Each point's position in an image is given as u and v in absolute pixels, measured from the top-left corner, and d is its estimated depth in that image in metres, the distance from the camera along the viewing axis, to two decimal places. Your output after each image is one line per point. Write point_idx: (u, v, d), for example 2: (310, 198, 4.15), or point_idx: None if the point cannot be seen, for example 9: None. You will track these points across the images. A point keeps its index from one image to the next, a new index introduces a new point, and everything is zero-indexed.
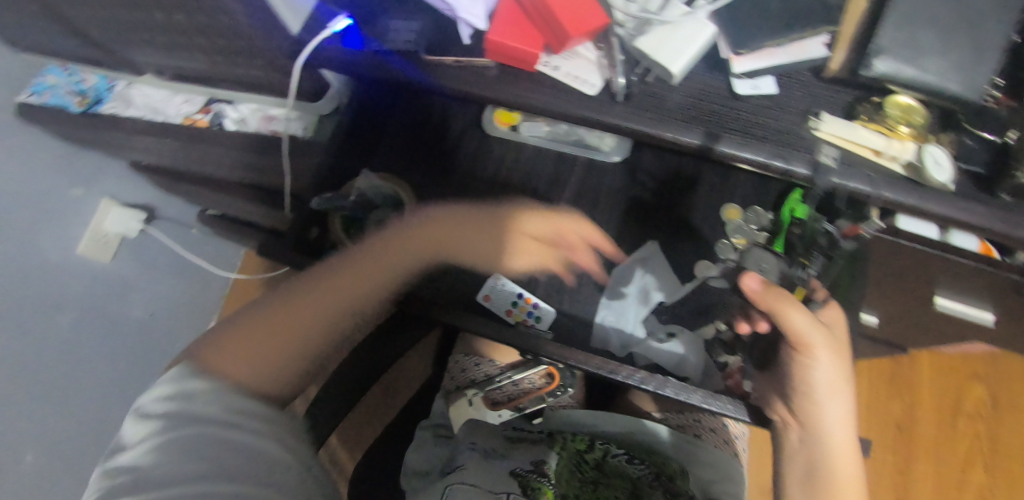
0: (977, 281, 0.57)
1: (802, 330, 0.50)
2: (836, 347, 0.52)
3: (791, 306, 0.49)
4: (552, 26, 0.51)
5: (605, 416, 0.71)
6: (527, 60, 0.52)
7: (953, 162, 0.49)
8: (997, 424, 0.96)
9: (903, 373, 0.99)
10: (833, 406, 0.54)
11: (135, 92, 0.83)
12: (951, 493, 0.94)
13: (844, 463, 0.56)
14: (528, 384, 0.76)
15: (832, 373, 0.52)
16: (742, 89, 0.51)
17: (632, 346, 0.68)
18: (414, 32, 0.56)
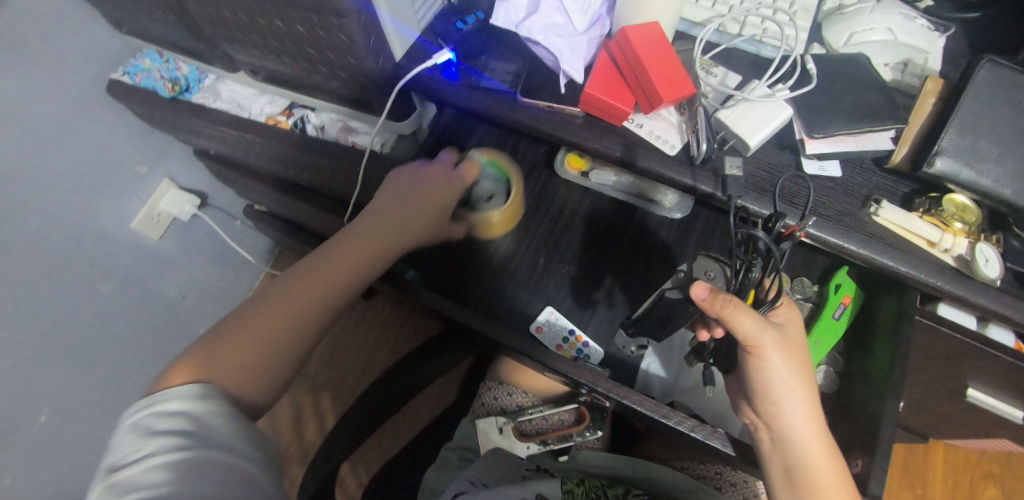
0: (1010, 376, 0.60)
1: (749, 333, 0.48)
2: (787, 346, 0.50)
3: (745, 314, 0.47)
4: (645, 88, 0.56)
5: (628, 460, 0.71)
6: (618, 116, 0.57)
7: (1002, 261, 0.52)
8: None
9: (917, 463, 1.00)
10: (796, 405, 0.51)
11: (223, 88, 0.93)
12: None
13: (820, 462, 0.51)
14: (557, 420, 0.76)
15: (788, 374, 0.50)
16: (809, 169, 0.55)
17: (675, 394, 0.66)
18: (511, 74, 0.64)
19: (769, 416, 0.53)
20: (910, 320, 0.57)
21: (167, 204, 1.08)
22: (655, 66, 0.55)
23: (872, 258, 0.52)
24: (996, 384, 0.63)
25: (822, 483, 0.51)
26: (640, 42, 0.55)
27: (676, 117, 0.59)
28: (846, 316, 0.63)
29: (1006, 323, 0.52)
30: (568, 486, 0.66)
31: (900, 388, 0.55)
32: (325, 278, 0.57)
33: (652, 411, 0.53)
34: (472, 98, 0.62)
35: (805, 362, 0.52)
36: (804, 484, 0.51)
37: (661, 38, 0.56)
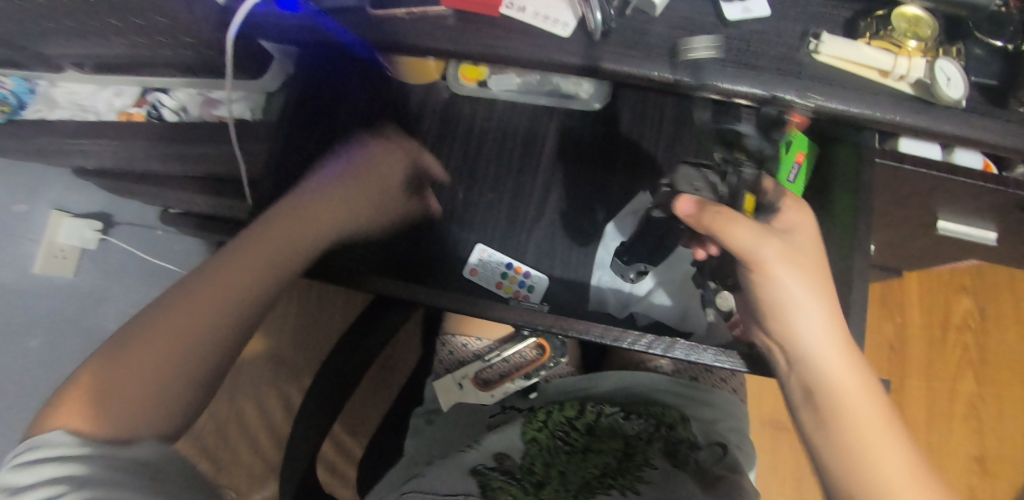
0: (982, 200, 0.55)
1: (745, 244, 0.44)
2: (793, 253, 0.44)
3: (740, 221, 0.44)
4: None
5: (600, 375, 0.66)
6: (490, 2, 0.47)
7: (965, 75, 0.44)
8: (986, 332, 0.98)
9: (892, 292, 1.00)
10: (811, 318, 0.44)
11: (59, 92, 0.72)
12: (943, 404, 0.96)
13: (846, 380, 0.44)
14: (518, 358, 0.70)
15: (798, 283, 0.44)
16: (733, 15, 0.46)
17: (634, 305, 0.59)
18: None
19: (778, 335, 0.46)
20: (870, 165, 0.51)
21: (65, 235, 0.91)
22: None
23: (824, 107, 0.44)
24: (971, 210, 0.58)
25: (846, 404, 0.44)
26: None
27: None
28: (800, 176, 0.58)
29: (971, 148, 0.46)
30: (529, 434, 0.59)
31: (867, 243, 0.49)
32: (214, 293, 0.44)
33: (603, 337, 0.47)
34: (316, 30, 0.49)
35: (823, 273, 0.45)
36: (827, 397, 0.44)
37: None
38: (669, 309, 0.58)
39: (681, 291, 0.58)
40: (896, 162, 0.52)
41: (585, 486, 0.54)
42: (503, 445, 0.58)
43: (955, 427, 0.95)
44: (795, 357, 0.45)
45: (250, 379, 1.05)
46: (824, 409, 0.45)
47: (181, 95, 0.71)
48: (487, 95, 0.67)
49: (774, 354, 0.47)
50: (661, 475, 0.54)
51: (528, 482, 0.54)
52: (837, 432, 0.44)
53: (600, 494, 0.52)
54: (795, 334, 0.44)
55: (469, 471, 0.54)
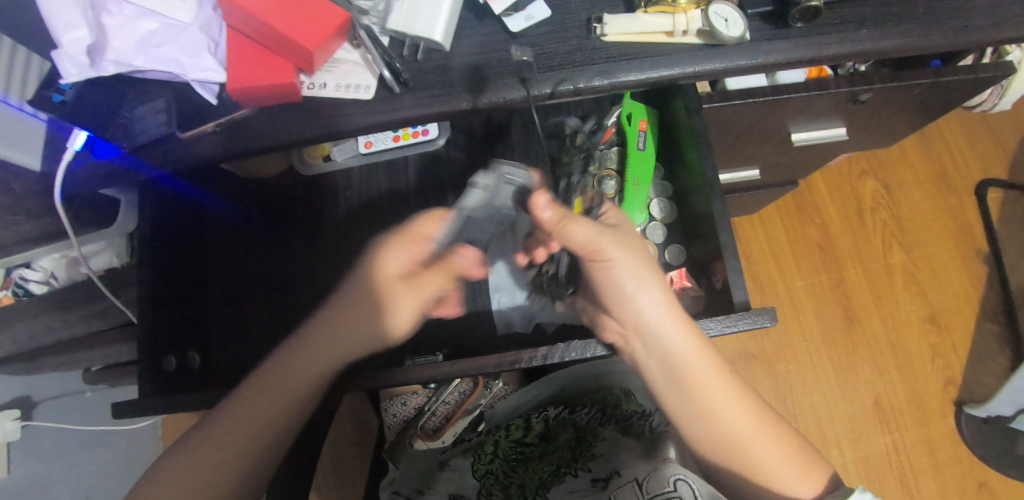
0: (816, 106, 0.57)
1: (584, 241, 0.44)
2: (624, 239, 0.46)
3: (574, 216, 0.44)
4: (292, 48, 0.45)
5: (540, 384, 0.65)
6: (287, 91, 0.46)
7: (743, 10, 0.47)
8: (897, 207, 1.04)
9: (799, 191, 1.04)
10: (654, 298, 0.46)
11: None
12: (883, 283, 1.01)
13: (692, 353, 0.46)
14: (456, 396, 0.72)
15: (630, 265, 0.45)
16: (516, 26, 0.48)
17: (537, 315, 0.61)
18: (162, 111, 0.48)
19: (628, 319, 0.47)
20: (699, 113, 0.53)
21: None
22: (284, 15, 0.44)
23: (626, 83, 0.46)
24: (813, 117, 0.61)
25: (698, 371, 0.46)
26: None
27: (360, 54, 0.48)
28: (650, 142, 0.61)
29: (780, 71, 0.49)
30: (481, 470, 0.57)
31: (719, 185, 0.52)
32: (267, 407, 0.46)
33: (496, 365, 0.49)
34: (137, 175, 0.48)
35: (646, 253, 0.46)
36: (680, 372, 0.46)
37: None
38: (554, 312, 0.60)
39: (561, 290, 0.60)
40: (726, 103, 0.53)
41: (546, 488, 0.54)
42: (457, 486, 0.59)
43: (902, 300, 1.00)
44: (649, 340, 0.47)
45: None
46: (682, 382, 0.46)
47: (46, 262, 0.67)
48: (337, 170, 0.68)
49: (631, 341, 0.48)
50: (608, 447, 0.55)
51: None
52: (696, 402, 0.46)
53: (559, 485, 0.54)
54: (641, 315, 0.46)
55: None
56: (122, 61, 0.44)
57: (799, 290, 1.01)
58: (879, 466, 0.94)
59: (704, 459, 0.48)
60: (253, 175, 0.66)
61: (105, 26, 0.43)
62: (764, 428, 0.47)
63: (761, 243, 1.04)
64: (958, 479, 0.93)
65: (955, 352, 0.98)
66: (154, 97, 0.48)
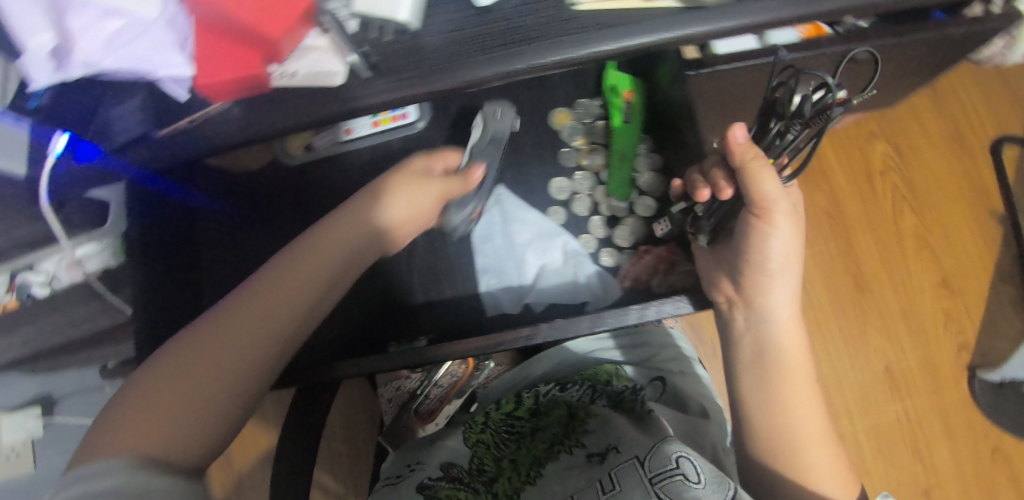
0: (948, 61, 0.53)
1: (767, 195, 0.39)
2: (794, 215, 0.43)
3: (772, 171, 0.39)
4: (251, 35, 0.36)
5: (535, 359, 0.63)
6: (256, 80, 0.38)
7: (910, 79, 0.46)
8: (960, 255, 0.96)
9: (868, 277, 0.96)
10: (785, 286, 0.45)
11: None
12: (924, 345, 0.93)
13: (797, 349, 0.46)
14: (449, 377, 0.65)
15: (788, 244, 0.43)
16: None
17: (528, 296, 0.57)
18: (139, 112, 0.40)
19: (751, 293, 0.46)
20: None
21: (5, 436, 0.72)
22: (263, 15, 0.36)
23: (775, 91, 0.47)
24: None
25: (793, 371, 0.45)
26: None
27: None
28: None
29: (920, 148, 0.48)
30: (473, 438, 0.56)
31: None
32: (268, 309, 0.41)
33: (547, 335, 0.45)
34: None
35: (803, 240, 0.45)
36: (774, 359, 0.46)
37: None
38: (562, 289, 0.56)
39: (565, 267, 0.58)
40: None
41: (536, 466, 0.51)
42: (449, 458, 0.55)
43: (947, 386, 0.92)
44: (757, 318, 0.47)
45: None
46: (771, 371, 0.46)
47: None
48: None
49: (735, 311, 0.48)
50: (602, 423, 0.53)
51: (480, 482, 0.51)
52: (776, 394, 0.45)
53: (553, 462, 0.51)
54: (766, 293, 0.45)
55: (417, 487, 0.51)
56: (90, 63, 0.35)
57: (837, 336, 0.94)
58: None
59: (760, 467, 0.45)
60: (237, 167, 0.59)
61: (157, 21, 0.36)
62: (827, 441, 0.45)
63: (824, 307, 0.95)
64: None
65: (982, 424, 0.90)
66: (130, 96, 0.40)
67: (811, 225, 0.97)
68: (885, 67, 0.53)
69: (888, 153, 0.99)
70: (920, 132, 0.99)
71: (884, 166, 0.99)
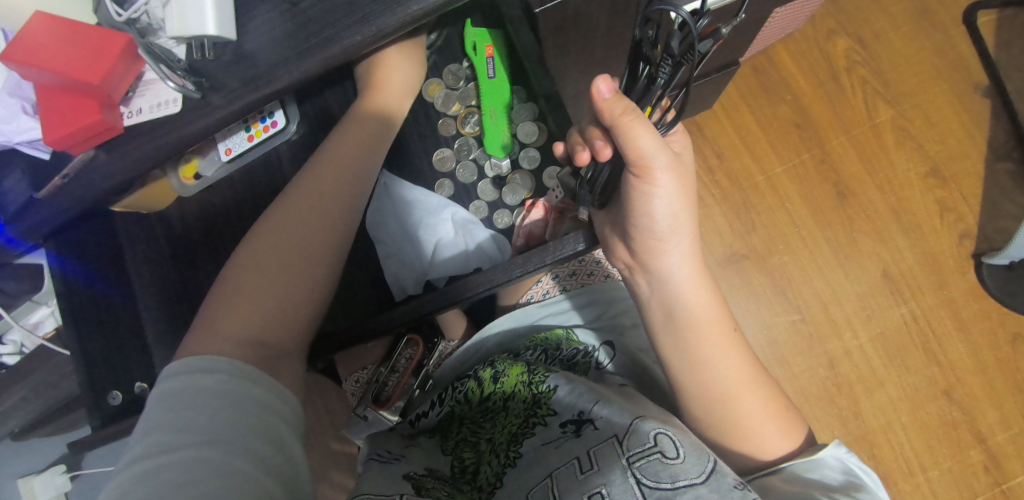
0: None
1: (644, 150, 0.37)
2: (678, 168, 0.40)
3: (643, 125, 0.35)
4: (82, 84, 0.36)
5: (490, 327, 0.59)
6: (103, 126, 0.37)
7: None
8: (942, 137, 0.90)
9: (848, 182, 0.91)
10: (680, 245, 0.45)
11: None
12: (921, 238, 0.88)
13: (702, 301, 0.47)
14: (405, 363, 0.57)
15: (675, 204, 0.42)
16: None
17: (429, 272, 0.55)
18: (23, 179, 0.42)
19: (646, 258, 0.46)
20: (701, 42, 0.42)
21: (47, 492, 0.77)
22: (81, 62, 0.36)
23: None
24: None
25: (699, 327, 0.47)
26: (44, 41, 0.36)
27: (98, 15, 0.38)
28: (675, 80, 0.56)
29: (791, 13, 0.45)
30: (451, 444, 0.49)
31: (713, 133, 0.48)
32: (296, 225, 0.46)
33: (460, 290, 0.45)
34: None
35: (689, 192, 0.43)
36: (684, 317, 0.47)
37: (64, 27, 0.37)
38: (456, 259, 0.54)
39: (457, 238, 0.55)
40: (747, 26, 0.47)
41: (513, 442, 0.47)
42: (428, 461, 0.48)
43: (951, 276, 0.87)
44: (658, 281, 0.47)
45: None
46: (683, 328, 0.47)
47: None
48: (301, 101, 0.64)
49: (637, 273, 0.49)
50: (565, 379, 0.50)
51: (465, 483, 0.45)
52: (694, 348, 0.47)
53: (530, 438, 0.47)
54: (662, 257, 0.46)
55: (401, 476, 0.45)
56: None
57: (822, 246, 0.90)
58: (871, 423, 0.86)
59: (692, 418, 0.49)
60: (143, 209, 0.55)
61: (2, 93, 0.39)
62: (754, 383, 0.48)
63: (806, 222, 0.91)
64: (959, 462, 0.83)
65: (996, 311, 0.86)
66: (9, 169, 0.42)
67: (779, 140, 0.92)
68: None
69: (852, 49, 0.93)
70: (883, 18, 0.92)
71: (849, 64, 0.92)
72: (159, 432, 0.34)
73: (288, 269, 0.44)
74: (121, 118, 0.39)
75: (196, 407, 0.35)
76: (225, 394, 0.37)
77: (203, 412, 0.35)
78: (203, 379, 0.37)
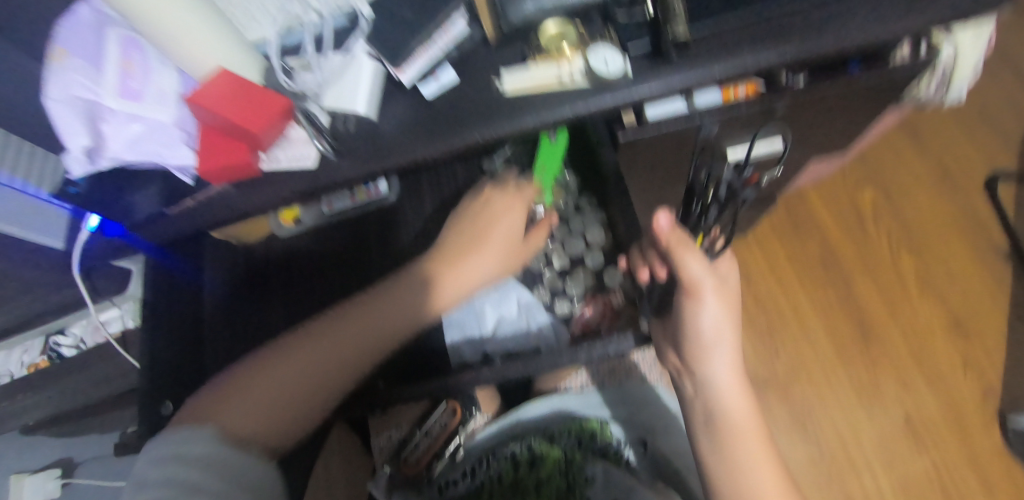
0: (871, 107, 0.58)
1: (695, 277, 0.42)
2: (722, 289, 0.45)
3: (690, 255, 0.41)
4: (240, 131, 0.42)
5: (525, 407, 0.61)
6: (243, 166, 0.44)
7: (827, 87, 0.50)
8: (963, 290, 0.94)
9: (872, 322, 0.94)
10: (723, 357, 0.48)
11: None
12: (943, 388, 0.90)
13: (741, 410, 0.49)
14: (437, 426, 0.59)
15: (717, 319, 0.46)
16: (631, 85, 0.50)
17: (488, 345, 0.57)
18: (157, 197, 0.49)
19: (692, 365, 0.50)
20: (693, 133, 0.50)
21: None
22: (248, 117, 0.41)
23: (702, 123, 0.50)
24: None
25: (743, 434, 0.48)
26: (217, 94, 0.41)
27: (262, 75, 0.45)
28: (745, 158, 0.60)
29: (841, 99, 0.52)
30: None
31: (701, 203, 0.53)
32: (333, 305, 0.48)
33: (517, 371, 0.49)
34: None
35: (734, 310, 0.48)
36: (725, 423, 0.49)
37: (243, 85, 0.42)
38: (516, 338, 0.58)
39: (519, 318, 0.59)
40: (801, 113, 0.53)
41: None
42: None
43: (973, 430, 0.87)
44: (702, 386, 0.50)
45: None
46: (722, 434, 0.49)
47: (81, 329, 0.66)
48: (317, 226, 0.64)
49: (684, 377, 0.53)
50: (602, 471, 0.51)
51: None
52: (733, 452, 0.48)
53: None
54: (706, 365, 0.49)
55: None
56: (116, 158, 0.44)
57: (845, 381, 0.91)
58: None
59: None
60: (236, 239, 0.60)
61: (170, 122, 0.45)
62: None
63: (829, 356, 0.93)
64: None
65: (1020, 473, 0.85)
66: (147, 185, 0.49)
67: (807, 272, 0.98)
68: (819, 120, 0.57)
69: (878, 198, 1.00)
70: (907, 174, 1.01)
71: (875, 211, 0.99)
72: (156, 487, 0.39)
73: (315, 385, 0.48)
74: (259, 161, 0.45)
75: (195, 469, 0.40)
76: (221, 456, 0.42)
77: (200, 471, 0.40)
78: (193, 446, 0.42)
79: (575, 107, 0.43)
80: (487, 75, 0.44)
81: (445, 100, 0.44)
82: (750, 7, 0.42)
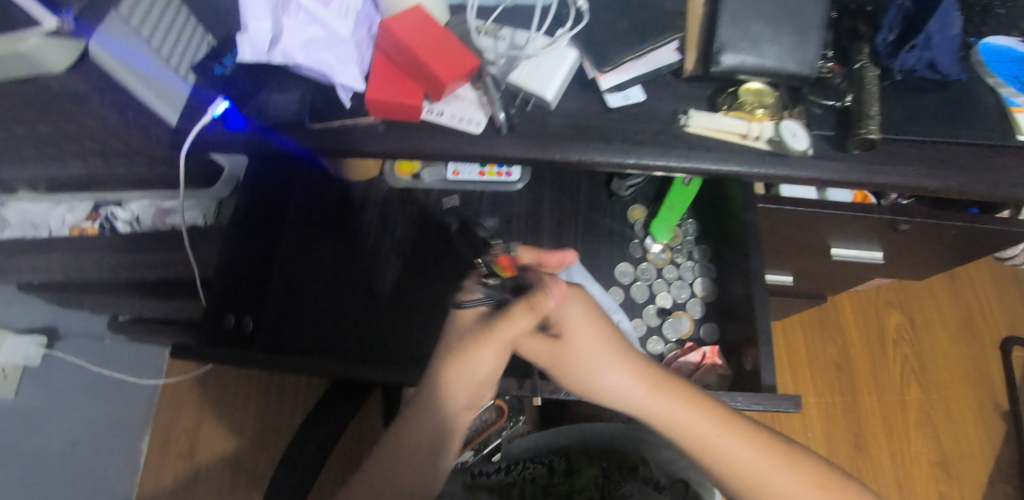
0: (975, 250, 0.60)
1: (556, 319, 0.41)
2: (585, 312, 0.42)
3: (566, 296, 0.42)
4: (426, 73, 0.42)
5: (561, 428, 0.59)
6: (411, 109, 0.43)
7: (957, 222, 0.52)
8: (958, 436, 0.97)
9: (868, 441, 0.97)
10: (613, 367, 0.42)
11: (10, 212, 0.57)
12: None
13: (682, 409, 0.43)
14: (477, 422, 0.58)
15: (589, 345, 0.42)
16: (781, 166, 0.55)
17: None
18: (296, 103, 0.45)
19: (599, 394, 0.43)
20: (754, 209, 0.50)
21: (5, 355, 0.68)
22: (442, 65, 0.41)
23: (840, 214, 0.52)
24: None
25: (691, 431, 0.43)
26: (416, 31, 0.42)
27: (450, 20, 0.47)
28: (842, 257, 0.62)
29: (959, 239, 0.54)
30: None
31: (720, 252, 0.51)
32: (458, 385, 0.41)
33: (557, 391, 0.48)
34: None
35: (595, 317, 0.43)
36: (685, 439, 0.43)
37: (432, 24, 0.42)
38: None
39: None
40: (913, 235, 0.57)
41: None
42: None
43: None
44: (624, 401, 0.43)
45: (155, 464, 0.90)
46: (695, 448, 0.43)
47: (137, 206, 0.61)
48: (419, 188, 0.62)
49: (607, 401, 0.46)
50: None
51: None
52: (717, 464, 0.43)
53: None
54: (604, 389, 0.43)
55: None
56: (287, 56, 0.41)
57: None
58: None
59: None
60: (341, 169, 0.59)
61: (349, 39, 0.43)
62: (796, 474, 0.43)
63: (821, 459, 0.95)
64: None
65: None
66: (289, 90, 0.46)
67: (821, 375, 1.00)
68: (925, 247, 0.59)
69: (902, 325, 1.04)
70: (934, 312, 1.05)
71: (897, 336, 1.03)
72: None
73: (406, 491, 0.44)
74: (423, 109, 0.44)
75: None
76: None
77: None
78: None
79: (754, 166, 0.43)
80: (671, 109, 0.44)
81: (626, 117, 0.44)
82: (922, 134, 0.44)
